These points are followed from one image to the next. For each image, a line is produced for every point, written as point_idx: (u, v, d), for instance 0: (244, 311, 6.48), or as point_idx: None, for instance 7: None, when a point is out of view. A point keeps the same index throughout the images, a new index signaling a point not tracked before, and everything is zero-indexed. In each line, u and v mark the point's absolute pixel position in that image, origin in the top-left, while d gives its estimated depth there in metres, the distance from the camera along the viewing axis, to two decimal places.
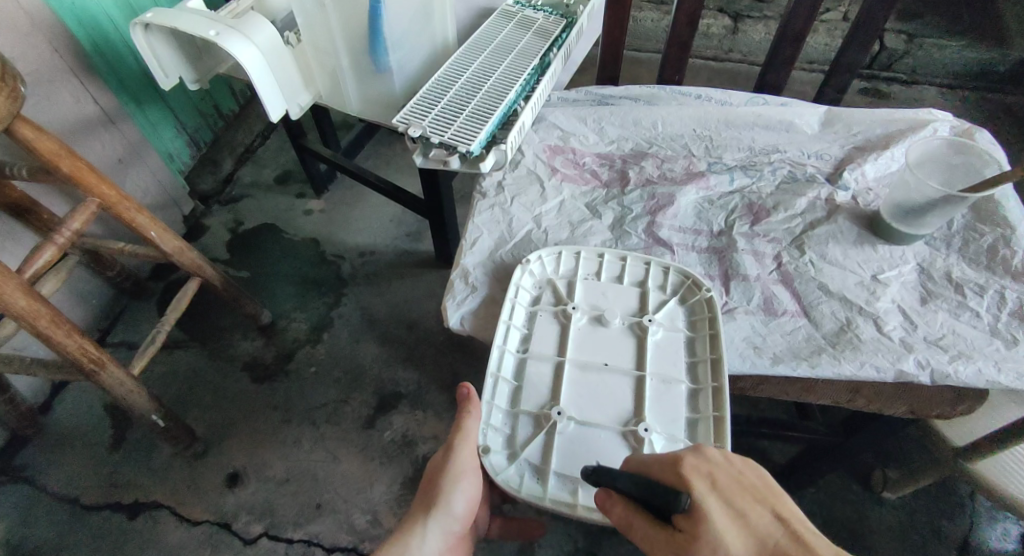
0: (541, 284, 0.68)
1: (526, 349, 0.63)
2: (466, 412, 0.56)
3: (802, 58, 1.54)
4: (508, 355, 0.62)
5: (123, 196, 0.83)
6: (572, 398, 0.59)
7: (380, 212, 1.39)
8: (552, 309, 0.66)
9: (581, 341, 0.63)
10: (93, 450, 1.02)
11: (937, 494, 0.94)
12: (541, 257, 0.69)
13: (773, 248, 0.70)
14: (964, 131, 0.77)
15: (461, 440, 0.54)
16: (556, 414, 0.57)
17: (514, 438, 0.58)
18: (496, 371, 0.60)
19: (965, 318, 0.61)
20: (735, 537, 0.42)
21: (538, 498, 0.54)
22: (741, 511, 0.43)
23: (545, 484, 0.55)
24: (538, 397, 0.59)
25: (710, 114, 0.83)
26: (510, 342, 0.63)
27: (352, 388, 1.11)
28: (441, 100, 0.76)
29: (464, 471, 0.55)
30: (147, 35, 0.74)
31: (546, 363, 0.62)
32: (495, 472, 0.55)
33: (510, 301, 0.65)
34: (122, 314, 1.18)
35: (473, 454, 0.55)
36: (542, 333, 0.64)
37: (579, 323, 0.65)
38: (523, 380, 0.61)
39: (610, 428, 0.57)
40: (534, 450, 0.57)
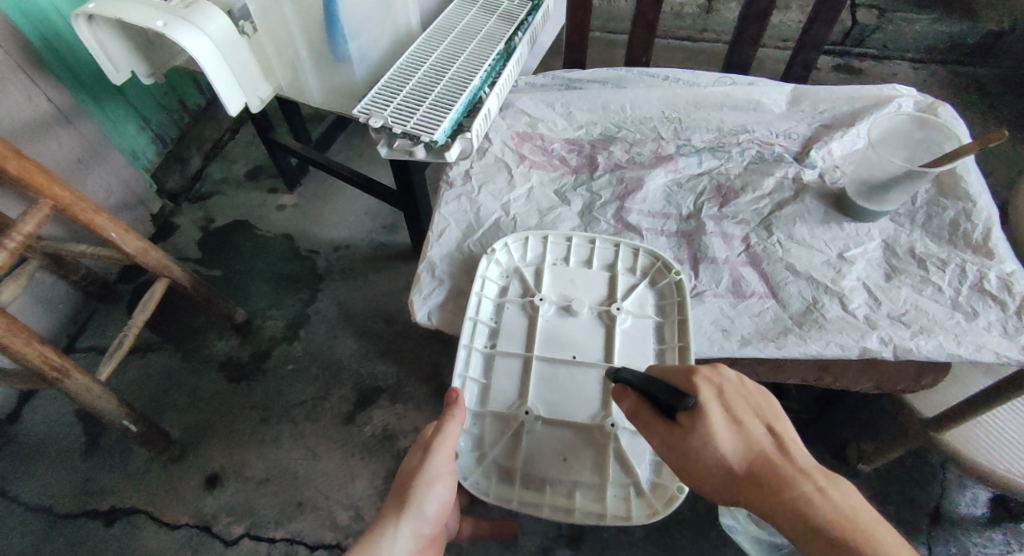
0: (508, 274, 0.67)
1: (494, 344, 0.63)
2: (450, 415, 0.54)
3: (775, 36, 1.54)
4: (475, 352, 0.62)
5: (77, 196, 0.81)
6: (539, 393, 0.60)
7: (354, 205, 1.37)
8: (520, 301, 0.65)
9: (549, 332, 0.63)
10: (66, 458, 1.00)
11: (911, 464, 0.96)
12: (507, 246, 0.68)
13: (741, 230, 0.70)
14: (927, 106, 0.77)
15: (440, 443, 0.53)
16: (522, 413, 0.59)
17: (482, 437, 0.59)
18: (463, 372, 0.61)
19: (928, 293, 0.62)
20: (725, 440, 0.45)
21: (505, 500, 0.56)
22: (739, 419, 0.46)
23: (512, 485, 0.57)
24: (506, 395, 0.60)
25: (678, 95, 0.82)
26: (478, 337, 0.63)
27: (331, 384, 1.10)
28: (403, 89, 0.74)
29: (440, 473, 0.52)
30: (92, 27, 0.70)
31: (514, 358, 0.62)
32: (462, 476, 0.57)
33: (476, 294, 0.64)
34: (91, 319, 1.16)
35: (449, 458, 0.53)
36: (510, 326, 0.64)
37: (547, 314, 0.64)
38: (491, 378, 0.61)
39: (578, 424, 0.59)
40: (502, 451, 0.58)
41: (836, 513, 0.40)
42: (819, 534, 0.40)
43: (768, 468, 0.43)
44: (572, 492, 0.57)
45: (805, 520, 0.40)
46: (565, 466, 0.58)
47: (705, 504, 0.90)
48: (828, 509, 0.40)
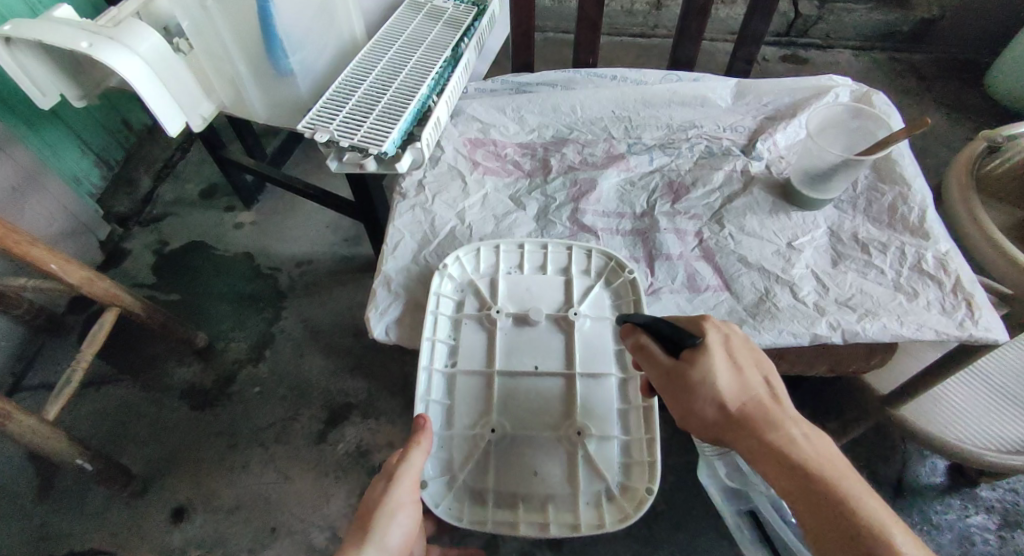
0: (464, 287, 0.67)
1: (454, 363, 0.62)
2: (417, 441, 0.54)
3: (723, 30, 1.57)
4: (435, 375, 0.61)
5: (8, 228, 0.76)
6: (504, 410, 0.60)
7: (314, 219, 1.34)
8: (477, 315, 0.65)
9: (509, 345, 0.63)
10: (18, 503, 0.95)
11: (873, 439, 1.00)
12: (459, 259, 0.68)
13: (694, 225, 0.71)
14: (863, 95, 0.80)
15: (404, 471, 0.52)
16: (489, 432, 0.59)
17: (451, 460, 0.58)
18: (426, 395, 0.60)
19: (872, 276, 0.64)
20: (724, 379, 0.48)
21: (480, 523, 0.56)
22: (738, 365, 0.49)
23: (485, 507, 0.57)
24: (471, 415, 0.60)
25: (627, 94, 0.82)
26: (437, 357, 0.62)
27: (300, 404, 1.08)
28: (349, 102, 0.73)
29: (402, 502, 0.51)
30: (11, 50, 0.67)
31: (476, 375, 0.62)
32: (433, 504, 0.56)
33: (431, 313, 0.63)
34: (39, 353, 1.10)
35: (413, 487, 0.53)
36: (468, 342, 0.63)
37: (505, 325, 0.64)
38: (454, 398, 0.60)
39: (546, 435, 0.59)
40: (471, 473, 0.58)
41: (813, 453, 0.44)
42: (796, 469, 0.43)
43: (758, 410, 0.47)
44: (545, 506, 0.57)
45: (785, 456, 0.44)
46: (536, 480, 0.58)
47: (682, 496, 0.91)
48: (808, 451, 0.44)
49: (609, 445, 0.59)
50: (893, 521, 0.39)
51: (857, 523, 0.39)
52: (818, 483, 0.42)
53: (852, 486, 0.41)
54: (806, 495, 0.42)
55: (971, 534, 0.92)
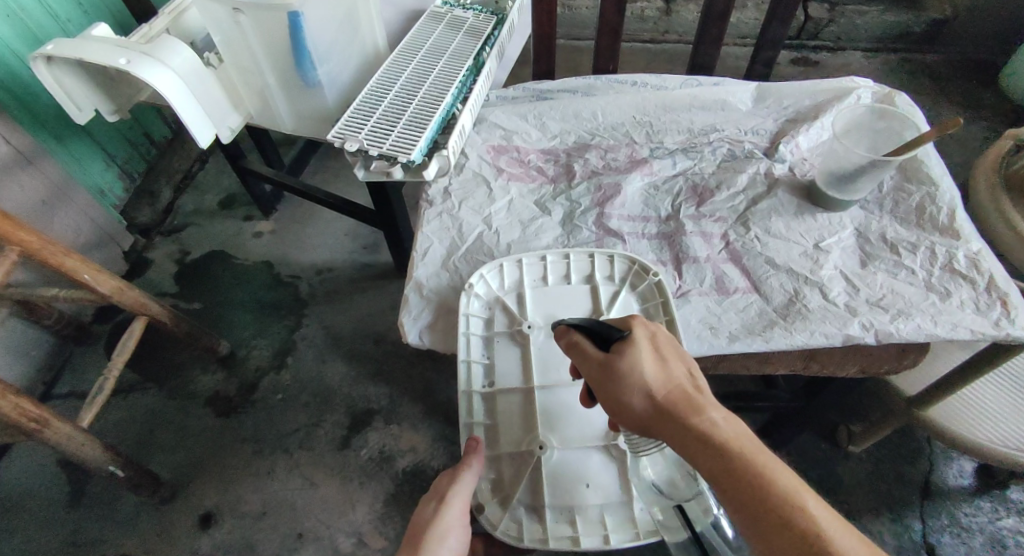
0: (491, 304, 0.67)
1: (491, 383, 0.63)
2: (467, 464, 0.56)
3: (734, 34, 1.59)
4: (475, 397, 0.62)
5: (44, 240, 0.78)
6: (547, 425, 0.61)
7: (332, 227, 1.35)
8: (508, 331, 0.65)
9: (542, 358, 0.64)
10: (51, 509, 0.96)
11: (898, 441, 0.99)
12: (483, 276, 0.68)
13: (720, 228, 0.72)
14: (885, 96, 0.80)
15: (454, 495, 0.55)
16: (537, 449, 0.59)
17: (501, 480, 0.59)
18: (468, 419, 0.61)
19: (903, 276, 0.64)
20: (651, 368, 0.43)
21: (540, 541, 0.56)
22: (665, 357, 0.44)
23: (544, 523, 0.57)
24: (515, 434, 0.61)
25: (648, 99, 0.83)
26: (474, 379, 0.63)
27: (323, 410, 1.09)
28: (376, 112, 0.74)
29: (451, 525, 0.53)
30: (50, 68, 0.69)
31: (514, 393, 0.62)
32: (494, 526, 0.57)
33: (464, 334, 0.64)
34: (68, 362, 1.12)
35: (464, 512, 0.55)
36: (503, 356, 0.64)
37: (538, 339, 0.65)
38: (496, 417, 0.61)
39: (592, 446, 0.60)
40: (523, 491, 0.58)
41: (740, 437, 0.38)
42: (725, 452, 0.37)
43: (683, 398, 0.41)
44: (602, 517, 0.57)
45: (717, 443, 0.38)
46: (589, 492, 0.58)
47: None
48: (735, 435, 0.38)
49: None
50: (810, 494, 0.35)
51: (779, 501, 0.35)
52: (741, 464, 0.36)
53: (773, 462, 0.37)
54: (731, 479, 0.36)
55: (1002, 536, 0.91)
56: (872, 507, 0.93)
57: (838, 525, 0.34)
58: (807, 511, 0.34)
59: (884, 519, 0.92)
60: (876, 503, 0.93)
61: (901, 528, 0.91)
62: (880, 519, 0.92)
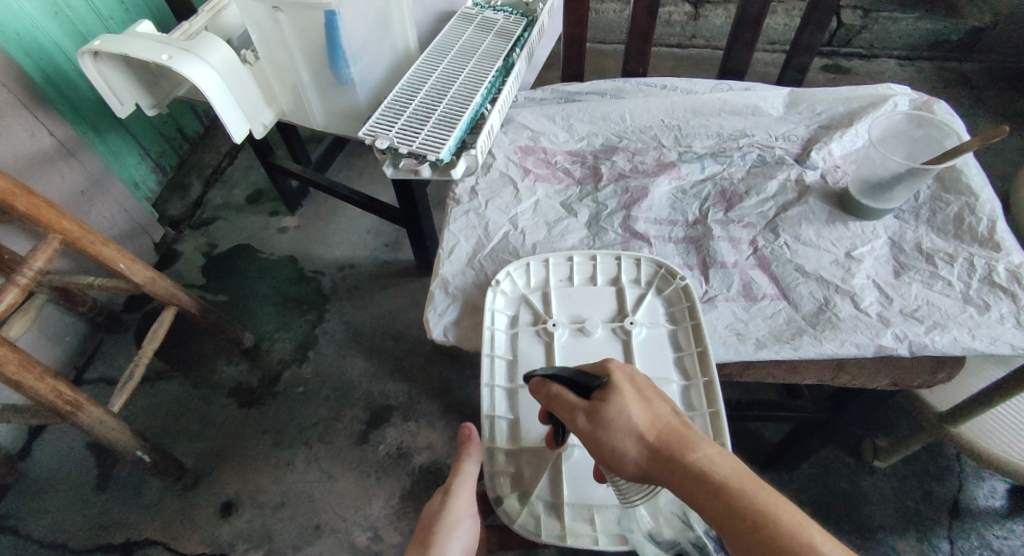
0: (516, 302, 0.67)
1: (513, 378, 0.63)
2: (465, 453, 0.59)
3: (763, 39, 1.57)
4: (497, 391, 0.62)
5: (86, 230, 0.81)
6: None
7: (356, 224, 1.37)
8: (532, 328, 0.65)
9: (566, 357, 0.63)
10: (79, 490, 0.99)
11: (925, 458, 0.97)
12: (511, 274, 0.68)
13: (748, 233, 0.71)
14: (923, 103, 0.79)
15: (459, 483, 0.57)
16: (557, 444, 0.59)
17: (521, 475, 0.59)
18: (490, 411, 0.61)
19: (938, 288, 0.62)
20: (638, 410, 0.41)
21: (559, 537, 0.56)
22: (648, 396, 0.43)
23: (561, 519, 0.56)
24: (537, 430, 0.61)
25: (677, 103, 0.83)
26: (497, 373, 0.63)
27: (342, 405, 1.10)
28: (406, 111, 0.75)
29: (460, 517, 0.56)
30: (97, 63, 0.72)
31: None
32: (511, 519, 0.56)
33: (489, 328, 0.64)
34: (99, 349, 1.15)
35: (469, 501, 0.57)
36: (525, 352, 0.64)
37: (562, 338, 0.64)
38: (518, 412, 0.61)
39: None
40: (543, 487, 0.58)
41: (735, 474, 0.36)
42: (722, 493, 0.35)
43: (676, 435, 0.39)
44: (621, 518, 0.56)
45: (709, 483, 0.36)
46: (607, 491, 0.57)
47: None
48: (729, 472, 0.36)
49: None
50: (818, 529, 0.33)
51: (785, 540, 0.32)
52: (744, 506, 0.34)
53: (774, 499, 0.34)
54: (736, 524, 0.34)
55: None
56: (897, 525, 0.91)
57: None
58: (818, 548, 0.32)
59: (909, 538, 0.90)
60: (901, 521, 0.91)
61: (928, 548, 0.89)
62: (905, 537, 0.90)
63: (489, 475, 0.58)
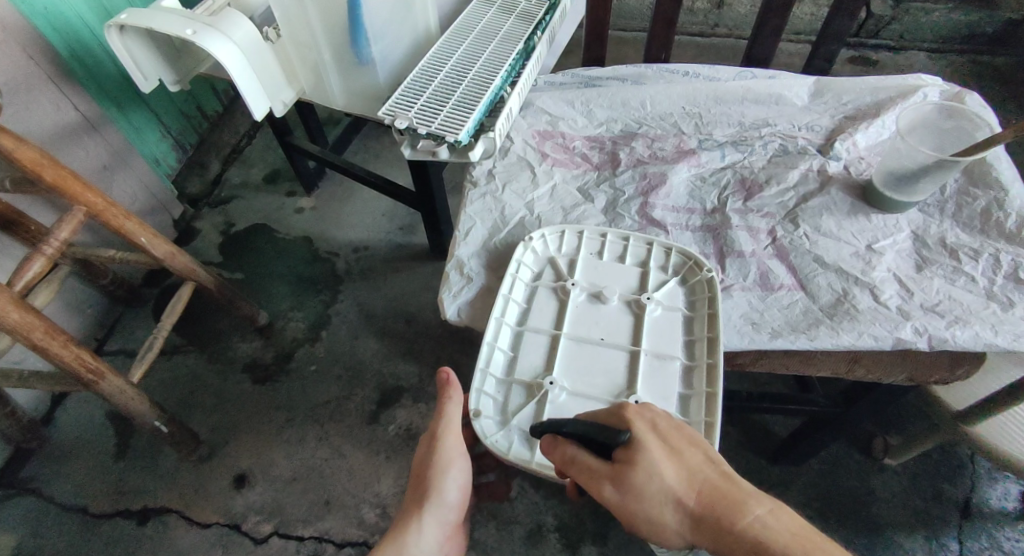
0: (542, 261, 0.68)
1: (525, 322, 0.64)
2: (448, 395, 0.58)
3: (789, 29, 1.54)
4: (505, 328, 0.63)
5: (110, 202, 0.82)
6: (568, 370, 0.60)
7: (371, 207, 1.38)
8: (551, 284, 0.66)
9: (579, 316, 0.64)
10: (99, 458, 1.02)
11: (938, 458, 0.96)
12: (544, 236, 0.69)
13: (767, 223, 0.70)
14: (954, 95, 0.77)
15: (446, 427, 0.57)
16: (548, 384, 0.58)
17: (506, 405, 0.59)
18: (493, 341, 0.61)
19: (961, 283, 0.61)
20: (668, 470, 0.41)
21: (524, 461, 0.55)
22: (678, 449, 0.43)
23: (533, 450, 0.56)
24: (533, 367, 0.60)
25: (699, 91, 0.82)
26: (509, 313, 0.64)
27: (354, 385, 1.11)
28: (426, 91, 0.75)
29: (452, 458, 0.57)
30: (123, 37, 0.72)
31: (542, 335, 0.62)
32: (485, 435, 0.57)
33: (511, 274, 0.66)
34: (119, 322, 1.18)
35: (458, 441, 0.58)
36: (540, 308, 0.65)
37: (578, 299, 0.65)
38: (519, 351, 0.61)
39: (601, 400, 0.58)
40: (524, 417, 0.58)
41: (788, 535, 0.37)
42: None
43: (716, 495, 0.39)
44: None
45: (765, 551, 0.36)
46: None
47: None
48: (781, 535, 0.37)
49: None
50: None
51: None
52: None
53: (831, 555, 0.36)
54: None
55: None
56: (905, 522, 0.90)
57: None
58: None
59: (918, 536, 0.89)
60: (910, 519, 0.91)
61: (936, 547, 0.88)
62: (913, 536, 0.89)
63: (475, 391, 0.59)
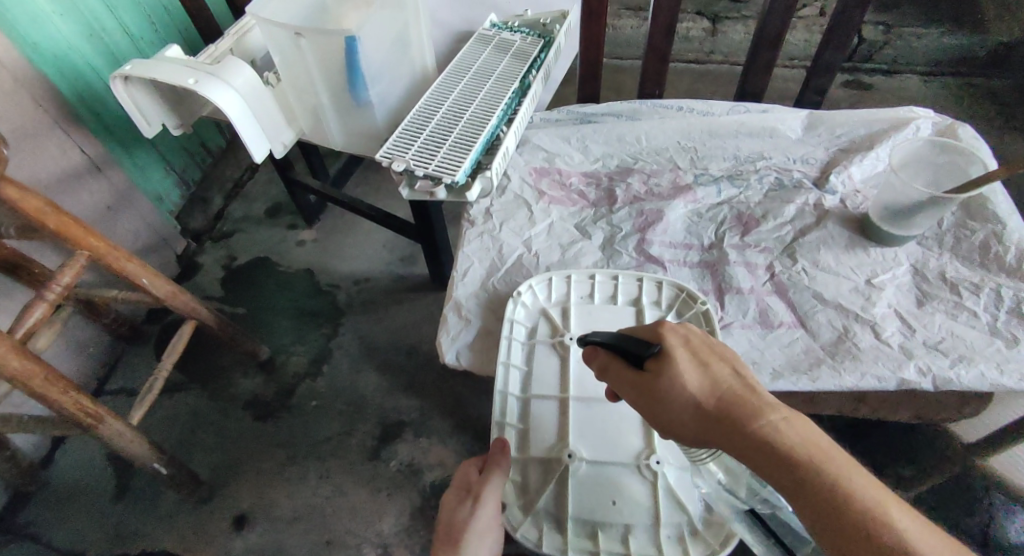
0: (536, 314, 0.70)
1: (527, 389, 0.66)
2: (496, 465, 0.58)
3: (783, 55, 1.56)
4: (510, 399, 0.65)
5: (111, 246, 0.83)
6: (581, 438, 0.62)
7: (372, 238, 1.39)
8: (550, 340, 0.68)
9: (581, 373, 0.66)
10: (98, 500, 1.01)
11: (952, 490, 0.93)
12: (531, 287, 0.70)
13: (765, 258, 0.70)
14: (946, 127, 0.77)
15: (487, 494, 0.57)
16: (566, 457, 0.61)
17: (527, 485, 0.61)
18: (501, 419, 0.64)
19: (963, 319, 0.61)
20: (692, 377, 0.40)
21: (560, 550, 0.57)
22: (705, 360, 0.41)
23: (566, 534, 0.58)
24: (547, 441, 0.63)
25: (693, 126, 0.82)
26: (511, 383, 0.66)
27: (355, 420, 1.10)
28: (422, 133, 0.76)
29: (487, 528, 0.56)
30: (128, 86, 0.74)
31: (549, 401, 0.65)
32: (514, 527, 0.58)
33: (505, 337, 0.67)
34: (120, 360, 1.18)
35: (496, 511, 0.57)
36: (542, 367, 0.67)
37: (578, 352, 0.67)
38: (529, 423, 0.64)
39: (622, 465, 0.61)
40: (548, 498, 0.60)
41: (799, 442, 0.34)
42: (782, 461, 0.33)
43: (733, 402, 0.38)
44: (626, 536, 0.58)
45: (772, 453, 0.34)
46: (615, 509, 0.59)
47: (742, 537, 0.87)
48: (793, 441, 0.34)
49: (687, 474, 0.60)
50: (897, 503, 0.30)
51: (859, 513, 0.30)
52: (812, 474, 0.32)
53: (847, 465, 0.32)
54: (792, 485, 0.33)
55: None
56: None
57: (926, 531, 0.29)
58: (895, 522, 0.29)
59: None
60: None
61: None
62: None
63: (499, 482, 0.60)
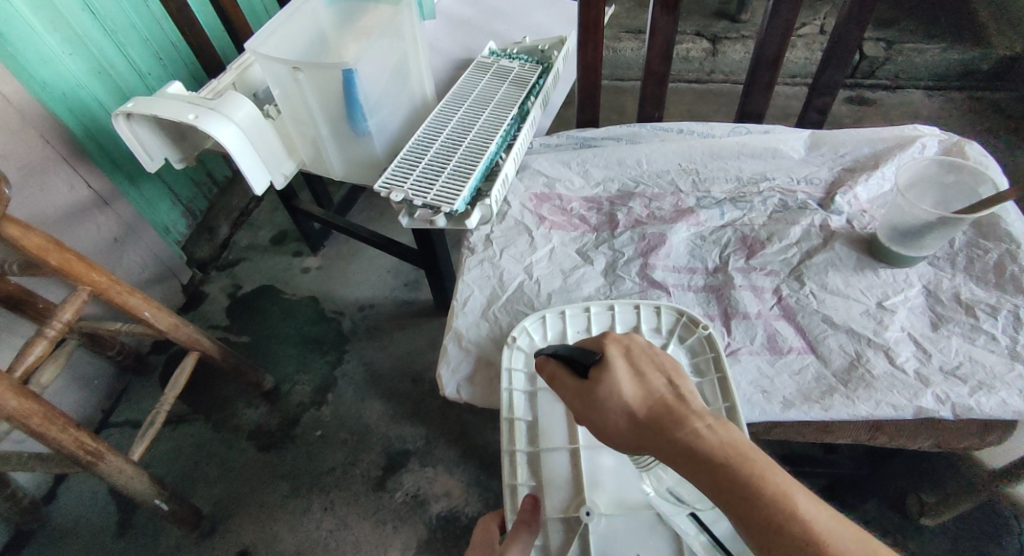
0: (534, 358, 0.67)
1: (536, 443, 0.63)
2: (523, 523, 0.54)
3: (784, 73, 1.57)
4: (519, 456, 0.62)
5: (113, 280, 0.83)
6: (596, 492, 0.59)
7: (376, 264, 1.38)
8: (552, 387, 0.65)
9: None
10: (99, 537, 1.00)
11: (977, 516, 0.89)
12: (526, 328, 0.68)
13: (771, 282, 0.69)
14: (953, 144, 0.76)
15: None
16: (584, 514, 0.56)
17: (548, 548, 0.56)
18: (512, 481, 0.60)
19: (981, 342, 0.59)
20: (628, 385, 0.41)
21: None
22: (642, 370, 0.42)
23: None
24: (563, 498, 0.59)
25: (694, 147, 0.81)
26: (518, 438, 0.63)
27: (359, 450, 1.09)
28: (421, 162, 0.76)
29: None
30: (130, 123, 0.75)
31: (560, 451, 0.62)
32: None
33: (505, 389, 0.65)
34: (125, 392, 1.18)
35: None
36: (548, 417, 0.64)
37: None
38: (541, 480, 0.60)
39: (644, 515, 0.57)
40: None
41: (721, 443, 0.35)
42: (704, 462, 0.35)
43: (665, 410, 0.39)
44: None
45: (694, 456, 0.35)
46: None
47: None
48: (715, 442, 0.35)
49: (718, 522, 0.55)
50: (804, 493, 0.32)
51: (769, 506, 0.31)
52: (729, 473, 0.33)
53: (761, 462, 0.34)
54: (713, 485, 0.34)
55: None
56: None
57: (833, 520, 0.30)
58: (800, 512, 0.31)
59: None
60: None
61: None
62: None
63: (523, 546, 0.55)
